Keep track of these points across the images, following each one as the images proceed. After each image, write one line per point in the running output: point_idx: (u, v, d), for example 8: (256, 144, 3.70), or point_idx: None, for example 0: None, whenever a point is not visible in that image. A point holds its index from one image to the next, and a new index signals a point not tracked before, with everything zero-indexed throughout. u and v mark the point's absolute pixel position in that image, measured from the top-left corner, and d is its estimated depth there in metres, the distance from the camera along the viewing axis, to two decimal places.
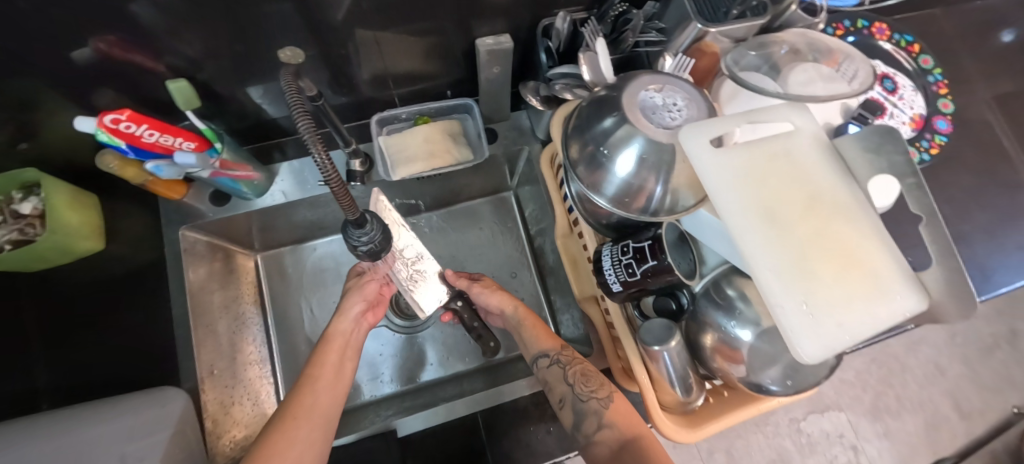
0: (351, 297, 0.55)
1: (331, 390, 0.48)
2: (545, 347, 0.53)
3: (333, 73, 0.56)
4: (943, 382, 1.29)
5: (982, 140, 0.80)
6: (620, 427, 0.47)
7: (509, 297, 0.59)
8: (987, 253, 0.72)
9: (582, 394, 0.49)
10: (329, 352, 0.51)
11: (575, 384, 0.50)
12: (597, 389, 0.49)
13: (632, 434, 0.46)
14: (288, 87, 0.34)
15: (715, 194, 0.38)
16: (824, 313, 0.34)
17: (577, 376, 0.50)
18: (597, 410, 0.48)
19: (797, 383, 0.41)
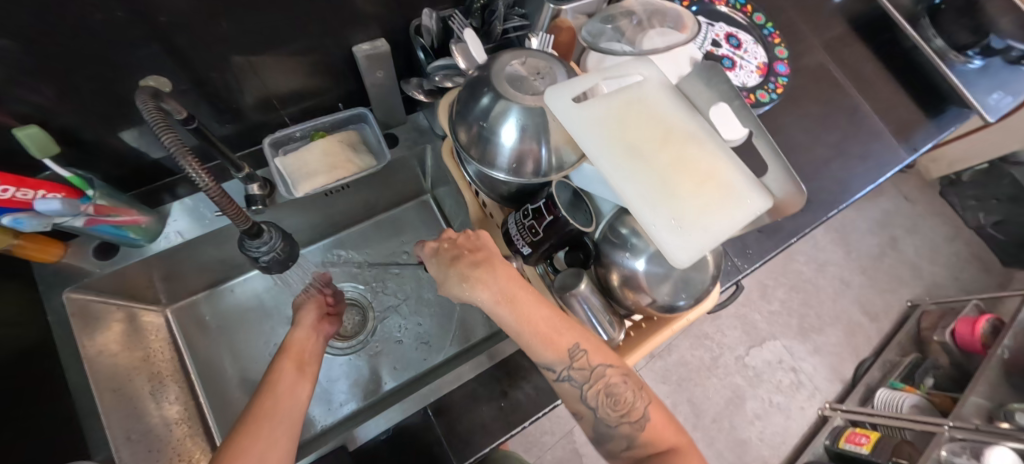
0: (305, 310, 0.57)
1: (288, 404, 0.46)
2: (557, 366, 0.43)
3: (211, 102, 0.55)
4: (850, 293, 1.47)
5: (819, 77, 0.94)
6: (653, 444, 0.45)
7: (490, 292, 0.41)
8: (841, 168, 0.86)
9: (610, 419, 0.44)
10: (286, 363, 0.50)
11: (598, 407, 0.44)
12: (625, 401, 0.44)
13: (667, 447, 0.45)
14: (148, 107, 0.34)
15: (585, 142, 0.42)
16: (690, 225, 0.39)
17: (606, 397, 0.43)
18: (629, 434, 0.45)
19: (693, 292, 0.46)
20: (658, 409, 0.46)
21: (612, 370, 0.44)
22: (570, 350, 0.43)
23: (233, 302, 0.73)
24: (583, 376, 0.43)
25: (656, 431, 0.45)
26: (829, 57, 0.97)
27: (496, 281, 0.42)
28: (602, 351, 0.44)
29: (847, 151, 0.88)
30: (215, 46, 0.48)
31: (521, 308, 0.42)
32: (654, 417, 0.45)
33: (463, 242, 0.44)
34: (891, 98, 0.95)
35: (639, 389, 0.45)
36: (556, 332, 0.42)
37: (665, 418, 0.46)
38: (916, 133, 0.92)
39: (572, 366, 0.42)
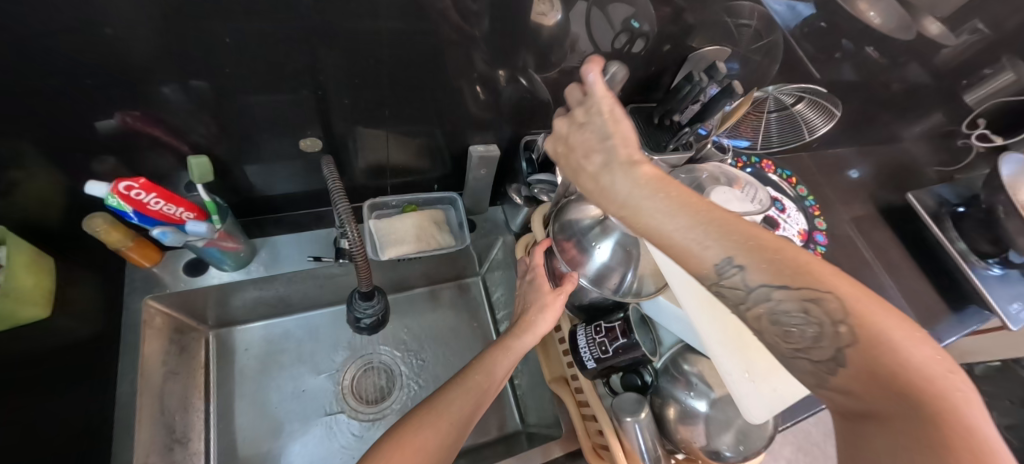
0: (542, 317, 0.53)
1: (452, 420, 0.45)
2: (709, 258, 0.31)
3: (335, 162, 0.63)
4: None
5: (848, 252, 1.01)
6: (862, 395, 0.28)
7: (608, 179, 0.35)
8: None
9: (781, 352, 0.31)
10: (494, 354, 0.51)
11: (763, 339, 0.32)
12: (818, 321, 0.29)
13: (904, 395, 0.27)
14: (337, 189, 0.47)
15: (673, 273, 0.45)
16: (763, 378, 0.43)
17: (788, 307, 0.29)
18: (814, 376, 0.30)
19: (751, 446, 0.47)
20: (898, 334, 0.28)
21: (804, 281, 0.29)
22: (737, 246, 0.30)
23: (267, 340, 0.72)
24: (748, 281, 0.30)
25: (893, 370, 0.27)
26: (859, 236, 1.05)
27: (627, 169, 0.34)
28: (781, 244, 0.30)
29: None
30: (357, 118, 0.56)
31: (658, 189, 0.32)
32: (876, 344, 0.27)
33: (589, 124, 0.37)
34: (913, 284, 1.01)
35: (839, 319, 0.28)
36: (713, 218, 0.31)
37: (921, 356, 0.27)
38: (940, 323, 0.96)
39: (720, 278, 0.31)
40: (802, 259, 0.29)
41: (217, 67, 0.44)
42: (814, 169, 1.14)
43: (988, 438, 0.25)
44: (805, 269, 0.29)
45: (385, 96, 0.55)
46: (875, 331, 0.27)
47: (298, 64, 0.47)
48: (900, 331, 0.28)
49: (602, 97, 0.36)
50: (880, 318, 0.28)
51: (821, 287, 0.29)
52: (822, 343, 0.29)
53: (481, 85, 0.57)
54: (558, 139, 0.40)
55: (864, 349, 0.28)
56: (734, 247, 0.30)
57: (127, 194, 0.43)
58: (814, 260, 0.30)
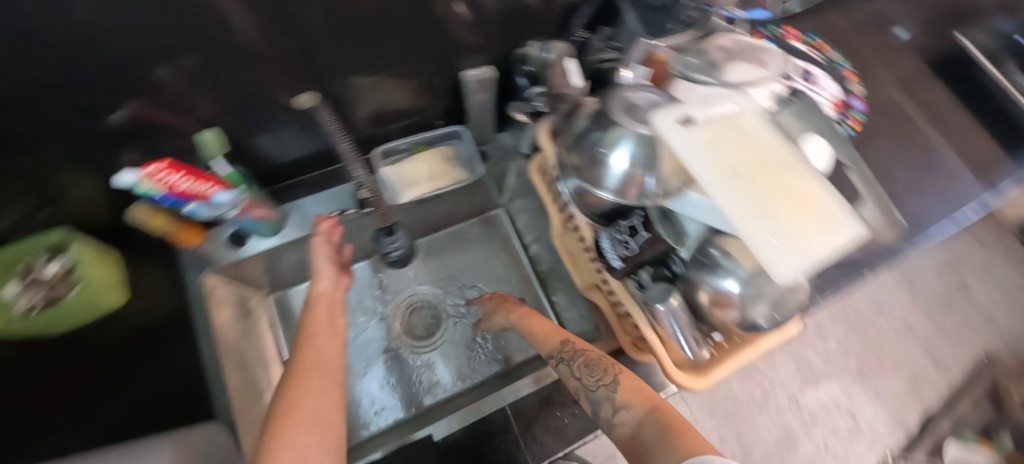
0: (320, 259, 0.62)
1: (326, 345, 0.52)
2: (549, 349, 0.57)
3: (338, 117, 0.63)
4: (915, 338, 1.54)
5: (893, 115, 0.93)
6: (635, 405, 0.47)
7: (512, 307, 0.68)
8: (919, 206, 0.83)
9: (591, 385, 0.52)
10: (318, 313, 0.56)
11: (581, 376, 0.53)
12: (597, 369, 0.52)
13: (646, 400, 0.47)
14: None
15: (685, 158, 0.44)
16: (792, 245, 0.41)
17: (583, 369, 0.53)
18: (608, 395, 0.50)
19: (778, 316, 0.47)
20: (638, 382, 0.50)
21: (589, 351, 0.55)
22: (560, 337, 0.58)
23: None
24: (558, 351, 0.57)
25: (633, 385, 0.50)
26: (906, 94, 0.96)
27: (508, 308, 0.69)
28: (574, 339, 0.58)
29: (921, 191, 0.85)
30: (349, 65, 0.56)
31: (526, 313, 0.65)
32: (626, 377, 0.51)
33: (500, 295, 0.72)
34: (968, 137, 0.93)
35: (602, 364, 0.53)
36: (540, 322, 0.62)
37: (643, 386, 0.50)
38: (998, 173, 0.89)
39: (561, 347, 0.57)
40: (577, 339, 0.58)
41: (197, 38, 0.44)
42: (850, 30, 1.02)
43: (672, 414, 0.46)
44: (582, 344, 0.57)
45: (371, 38, 0.53)
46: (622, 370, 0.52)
47: (274, 20, 0.45)
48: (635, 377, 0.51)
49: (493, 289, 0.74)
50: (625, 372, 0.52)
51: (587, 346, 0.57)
52: (602, 380, 0.51)
53: (467, 4, 0.53)
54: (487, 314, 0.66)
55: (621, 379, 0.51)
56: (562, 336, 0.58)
57: (155, 179, 0.46)
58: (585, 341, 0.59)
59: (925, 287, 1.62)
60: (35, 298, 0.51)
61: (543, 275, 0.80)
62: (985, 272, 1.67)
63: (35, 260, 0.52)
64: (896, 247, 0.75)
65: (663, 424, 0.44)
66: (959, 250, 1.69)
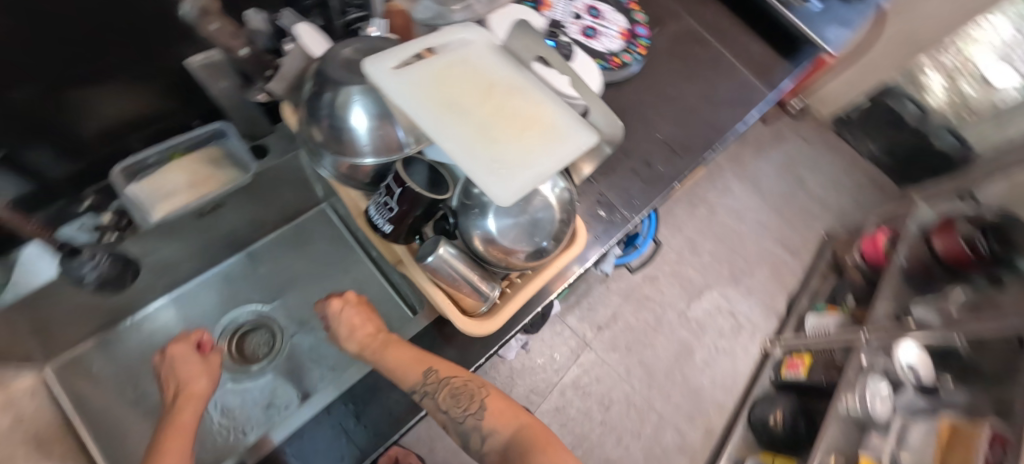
0: (178, 362, 0.58)
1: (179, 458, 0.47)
2: (410, 382, 0.51)
3: (62, 141, 0.53)
4: (770, 234, 1.74)
5: (684, 35, 1.00)
6: (500, 429, 0.49)
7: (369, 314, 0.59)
8: (714, 112, 0.90)
9: (457, 414, 0.50)
10: (180, 419, 0.51)
11: (447, 408, 0.50)
12: (463, 403, 0.50)
13: (515, 428, 0.49)
14: None
15: (400, 103, 0.42)
16: (515, 165, 0.41)
17: (449, 399, 0.50)
18: (475, 423, 0.49)
19: (536, 242, 0.48)
20: (503, 404, 0.51)
21: (455, 378, 0.51)
22: (422, 368, 0.52)
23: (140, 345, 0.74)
24: (420, 392, 0.51)
25: (501, 409, 0.50)
26: (697, 14, 1.04)
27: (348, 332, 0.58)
28: (444, 367, 0.53)
29: (717, 100, 0.92)
30: (58, 81, 0.46)
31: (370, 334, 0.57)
32: (493, 404, 0.50)
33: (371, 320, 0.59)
34: (750, 45, 1.03)
35: (467, 393, 0.51)
36: (395, 357, 0.53)
37: (507, 410, 0.50)
38: (775, 73, 1.01)
39: (423, 381, 0.51)
40: (446, 366, 0.53)
41: None
42: None
43: (538, 432, 0.48)
44: (453, 370, 0.53)
45: (73, 51, 0.45)
46: (494, 387, 0.52)
47: None
48: (501, 399, 0.51)
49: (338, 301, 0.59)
50: (497, 399, 0.51)
51: (454, 373, 0.52)
52: (469, 410, 0.50)
53: None
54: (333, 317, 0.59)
55: (489, 404, 0.50)
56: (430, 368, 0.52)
57: None
58: (453, 364, 0.54)
59: (771, 187, 1.84)
60: None
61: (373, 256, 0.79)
62: (814, 165, 1.93)
63: None
64: (691, 160, 0.83)
65: (530, 455, 0.45)
66: (791, 150, 1.93)
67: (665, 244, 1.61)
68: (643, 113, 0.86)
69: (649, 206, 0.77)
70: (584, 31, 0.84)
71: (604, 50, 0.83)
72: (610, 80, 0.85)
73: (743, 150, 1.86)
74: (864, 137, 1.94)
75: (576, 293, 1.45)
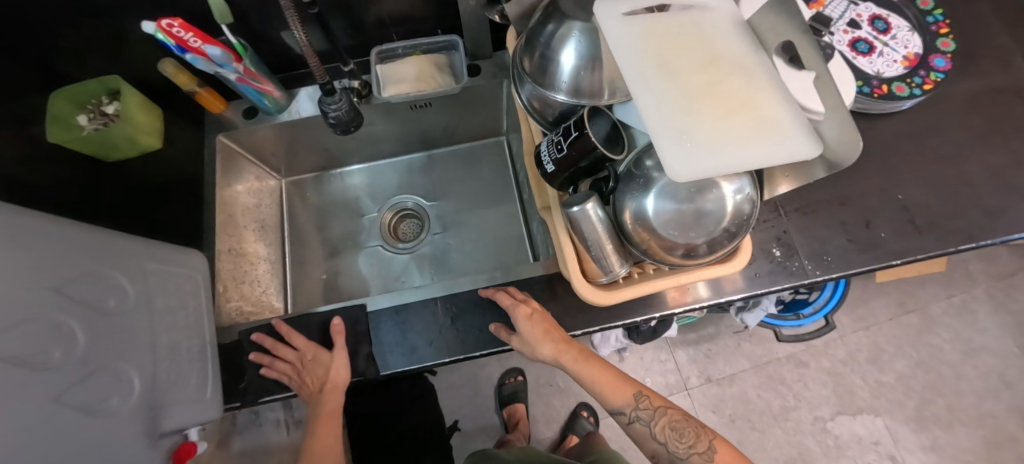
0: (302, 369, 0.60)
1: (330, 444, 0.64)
2: (624, 404, 0.58)
3: (351, 18, 0.67)
4: (1009, 396, 1.25)
5: (1008, 85, 0.73)
6: None
7: (542, 314, 0.58)
8: (1003, 198, 0.66)
9: (680, 450, 0.56)
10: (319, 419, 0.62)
11: (667, 441, 0.57)
12: (688, 439, 0.56)
13: None
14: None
15: (614, 45, 0.40)
16: (706, 145, 0.36)
17: (670, 435, 0.57)
18: None
19: (691, 235, 0.43)
20: (729, 454, 0.56)
21: (671, 410, 0.58)
22: (635, 392, 0.58)
23: (337, 188, 0.89)
24: (639, 416, 0.58)
25: (731, 456, 0.56)
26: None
27: (523, 320, 0.57)
28: (657, 398, 0.59)
29: (1020, 183, 0.67)
30: None
31: (545, 333, 0.57)
32: (720, 452, 0.55)
33: (547, 313, 0.59)
34: None
35: (680, 422, 0.57)
36: (601, 373, 0.59)
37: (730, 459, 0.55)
38: None
39: (639, 405, 0.58)
40: (660, 402, 0.59)
41: None
42: None
43: None
44: (664, 402, 0.59)
45: None
46: (717, 437, 0.57)
47: None
48: (725, 450, 0.56)
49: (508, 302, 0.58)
50: (721, 448, 0.56)
51: (667, 404, 0.58)
52: (690, 449, 0.56)
53: None
54: (517, 319, 0.57)
55: (720, 447, 0.56)
56: (642, 392, 0.58)
57: (169, 31, 0.52)
58: (656, 394, 0.59)
59: None
60: (92, 125, 0.58)
61: (524, 198, 0.84)
62: None
63: (101, 102, 0.61)
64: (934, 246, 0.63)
65: None
66: None
67: (838, 334, 1.30)
68: (892, 163, 0.68)
69: (843, 271, 0.62)
70: (855, 43, 0.69)
71: (871, 72, 0.67)
72: (857, 107, 0.68)
73: (1022, 274, 1.34)
74: None
75: (699, 333, 1.30)
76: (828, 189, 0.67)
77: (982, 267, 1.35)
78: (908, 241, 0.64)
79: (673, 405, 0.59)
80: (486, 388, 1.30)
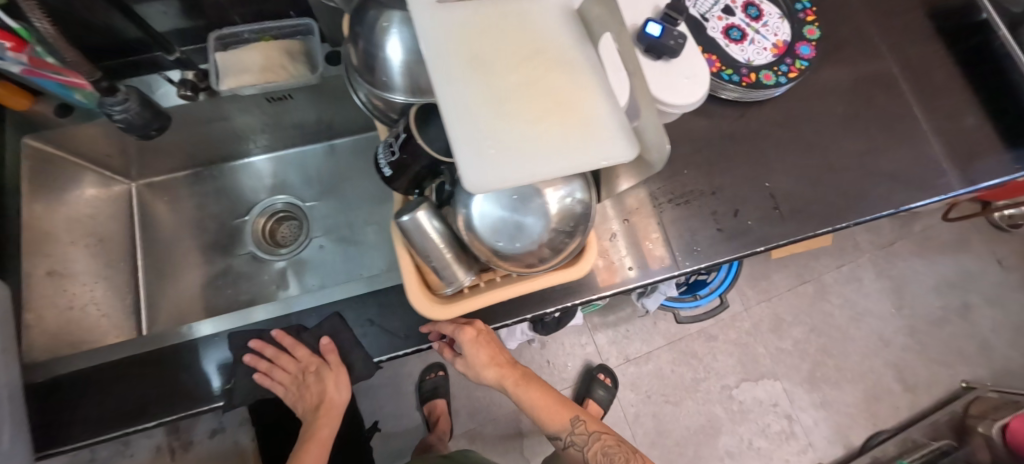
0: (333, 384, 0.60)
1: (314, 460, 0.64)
2: (567, 428, 0.66)
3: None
4: (886, 353, 1.39)
5: (870, 71, 0.76)
6: None
7: (493, 344, 0.58)
8: (858, 183, 0.69)
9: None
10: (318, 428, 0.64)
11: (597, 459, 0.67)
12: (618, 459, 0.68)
13: None
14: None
15: (423, 35, 0.36)
16: (512, 149, 0.33)
17: (604, 456, 0.67)
18: None
19: (518, 245, 0.41)
20: None
21: (603, 434, 0.68)
22: (576, 417, 0.67)
23: (199, 191, 0.79)
24: (581, 438, 0.67)
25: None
26: (910, 49, 0.78)
27: (477, 351, 0.56)
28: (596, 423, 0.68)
29: (874, 168, 0.70)
30: None
31: (497, 364, 0.59)
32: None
33: (497, 342, 0.60)
34: (968, 111, 0.76)
35: (610, 443, 0.68)
36: (547, 402, 0.65)
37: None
38: (981, 162, 0.73)
39: (578, 430, 0.66)
40: (600, 427, 0.68)
41: None
42: None
43: None
44: (602, 427, 0.69)
45: None
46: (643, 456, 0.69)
47: None
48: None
49: (450, 327, 0.54)
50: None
51: (604, 429, 0.69)
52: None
53: None
54: (468, 347, 0.55)
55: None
56: (583, 419, 0.67)
57: None
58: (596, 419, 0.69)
59: (918, 299, 1.45)
60: None
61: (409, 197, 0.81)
62: (994, 296, 1.47)
63: None
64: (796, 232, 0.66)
65: None
66: (970, 267, 1.49)
67: (744, 307, 1.38)
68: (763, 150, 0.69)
69: (712, 261, 0.63)
70: (728, 30, 0.68)
71: (742, 60, 0.67)
72: (734, 97, 0.69)
73: (900, 242, 1.48)
74: None
75: (618, 315, 1.33)
76: (701, 180, 0.67)
77: (867, 237, 1.47)
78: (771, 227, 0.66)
79: (606, 430, 0.69)
80: (407, 386, 1.27)
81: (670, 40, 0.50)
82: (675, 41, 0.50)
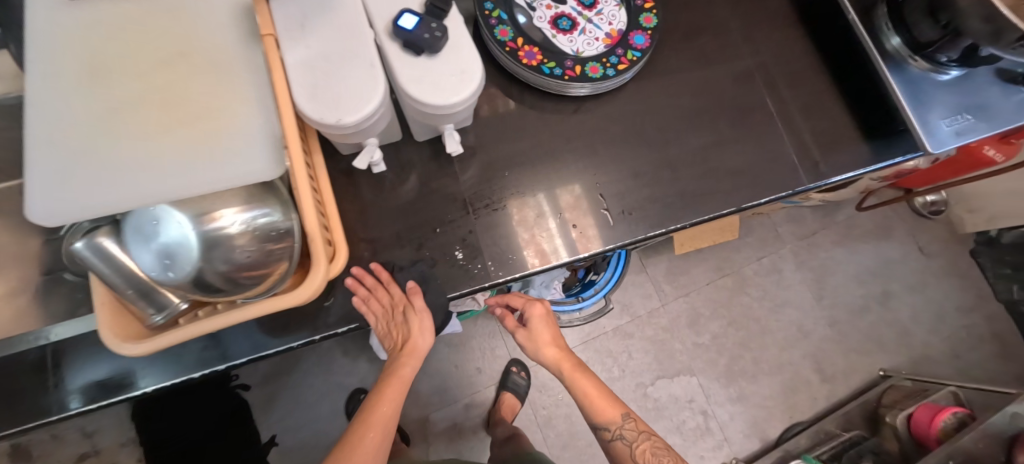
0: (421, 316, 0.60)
1: (376, 437, 0.62)
2: (631, 419, 0.69)
3: None
4: (805, 344, 1.38)
5: (724, 61, 0.71)
6: None
7: (551, 320, 0.71)
8: (699, 181, 0.65)
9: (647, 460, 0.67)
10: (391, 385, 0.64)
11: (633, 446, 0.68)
12: None
13: None
14: None
15: (52, 62, 0.41)
16: (101, 176, 0.38)
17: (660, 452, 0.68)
18: None
19: (186, 272, 0.35)
20: None
21: (652, 437, 0.69)
22: (628, 413, 0.69)
23: None
24: (647, 435, 0.69)
25: None
26: (769, 35, 0.73)
27: (549, 323, 0.71)
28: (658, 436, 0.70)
29: (717, 165, 0.66)
30: None
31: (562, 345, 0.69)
32: None
33: (556, 328, 0.71)
34: (826, 100, 0.71)
35: (658, 442, 0.69)
36: (607, 391, 0.69)
37: None
38: (837, 154, 0.69)
39: (632, 425, 0.68)
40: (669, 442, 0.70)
41: None
42: None
43: None
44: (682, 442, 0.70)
45: None
46: None
47: None
48: None
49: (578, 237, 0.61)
50: None
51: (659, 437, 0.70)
52: None
53: None
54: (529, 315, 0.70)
55: None
56: (633, 414, 0.69)
57: None
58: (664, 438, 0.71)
59: (840, 289, 1.43)
60: None
61: None
62: (915, 284, 1.46)
63: None
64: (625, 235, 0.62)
65: None
66: (893, 255, 1.47)
67: (661, 303, 1.36)
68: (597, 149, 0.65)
69: (527, 271, 0.60)
70: (557, 20, 0.63)
71: (568, 52, 0.62)
72: (592, 91, 0.64)
73: (823, 231, 1.46)
74: (1008, 275, 1.43)
75: None
76: (523, 182, 0.62)
77: (789, 228, 1.45)
78: (597, 232, 0.62)
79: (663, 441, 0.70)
80: (308, 396, 1.22)
81: (426, 33, 0.45)
82: (433, 36, 0.45)
